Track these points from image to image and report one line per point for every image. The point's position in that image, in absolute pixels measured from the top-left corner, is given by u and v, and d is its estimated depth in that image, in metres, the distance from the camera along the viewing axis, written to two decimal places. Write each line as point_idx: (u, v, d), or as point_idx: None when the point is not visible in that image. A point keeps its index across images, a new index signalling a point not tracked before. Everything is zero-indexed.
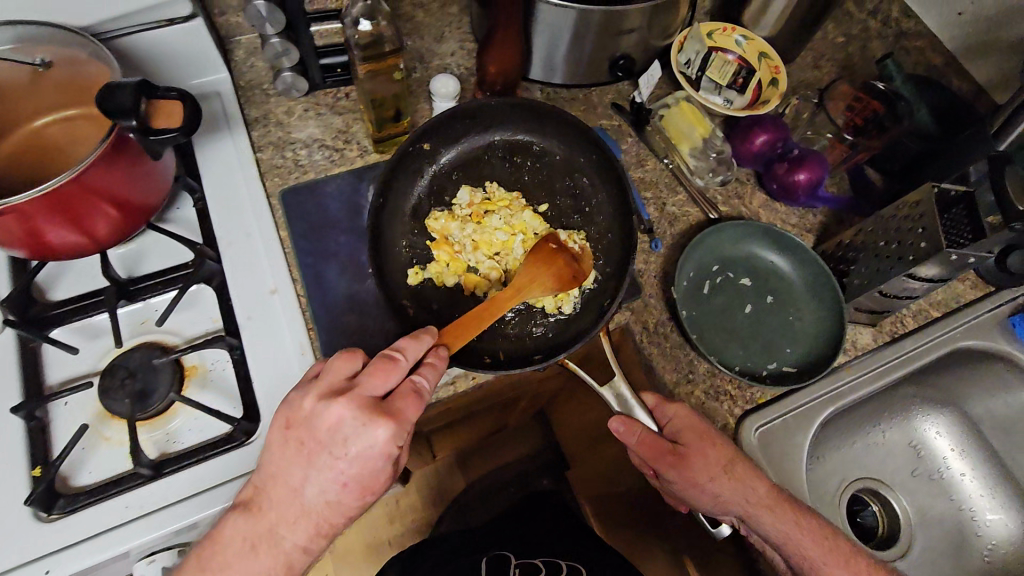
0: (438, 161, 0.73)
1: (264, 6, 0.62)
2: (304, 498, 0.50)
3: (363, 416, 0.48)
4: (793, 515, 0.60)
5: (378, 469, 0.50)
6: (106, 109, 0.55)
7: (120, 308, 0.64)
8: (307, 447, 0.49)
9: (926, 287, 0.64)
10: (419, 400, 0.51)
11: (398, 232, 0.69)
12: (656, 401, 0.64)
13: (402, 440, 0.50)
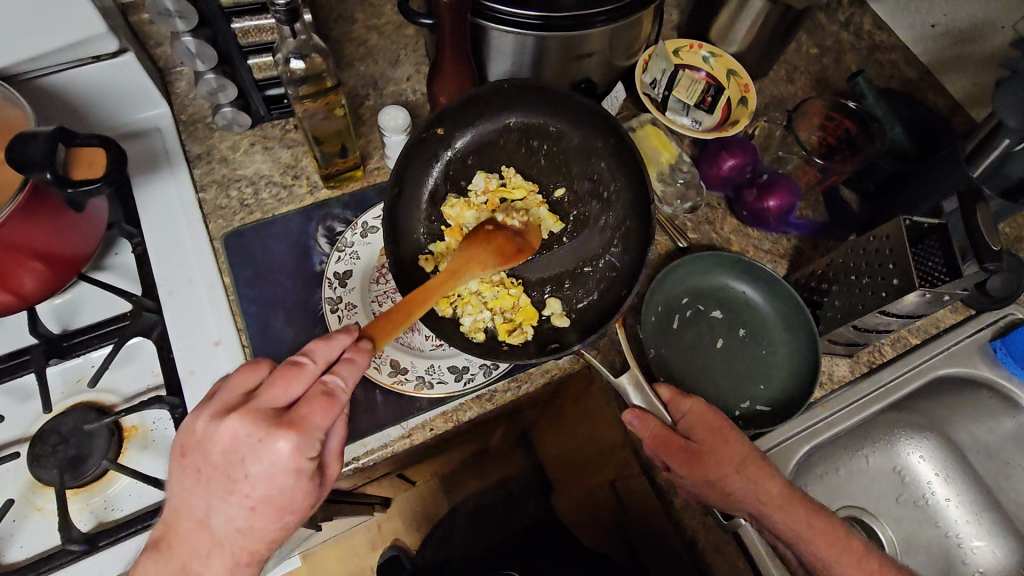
0: (452, 146, 0.71)
1: (193, 42, 0.58)
2: (212, 529, 0.43)
3: (255, 430, 0.41)
4: (808, 514, 0.58)
5: (292, 488, 0.42)
6: (17, 163, 0.51)
7: (52, 366, 0.60)
8: (206, 476, 0.43)
9: (902, 321, 0.61)
10: (332, 403, 0.44)
11: (421, 215, 0.70)
12: (672, 394, 0.61)
13: (314, 452, 0.42)
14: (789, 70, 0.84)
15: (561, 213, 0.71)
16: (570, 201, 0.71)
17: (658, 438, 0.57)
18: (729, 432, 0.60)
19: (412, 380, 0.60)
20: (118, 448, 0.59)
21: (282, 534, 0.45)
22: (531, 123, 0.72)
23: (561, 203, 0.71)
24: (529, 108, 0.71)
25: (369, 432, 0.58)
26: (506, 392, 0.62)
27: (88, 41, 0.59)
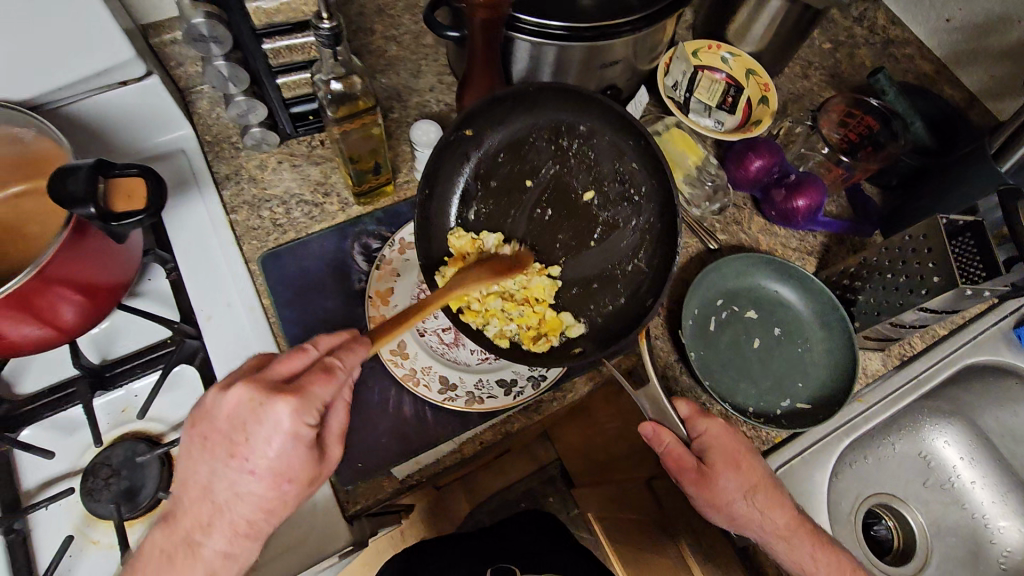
0: (482, 145, 0.68)
1: (224, 66, 0.58)
2: (215, 497, 0.42)
3: (257, 394, 0.41)
4: (816, 545, 0.59)
5: (292, 454, 0.41)
6: (58, 199, 0.49)
7: (97, 398, 0.60)
8: (211, 442, 0.42)
9: (936, 317, 0.63)
10: (332, 377, 0.43)
11: (454, 211, 0.68)
12: (693, 411, 0.61)
13: (314, 418, 0.42)
14: (806, 66, 0.85)
15: (591, 215, 0.68)
16: (599, 203, 0.68)
17: (676, 452, 0.58)
18: (746, 455, 0.60)
19: (462, 396, 0.60)
20: (170, 478, 0.58)
21: (281, 505, 0.43)
22: (560, 121, 0.67)
23: (589, 205, 0.68)
24: (559, 105, 0.66)
25: (422, 450, 0.59)
26: (552, 403, 0.63)
27: (113, 67, 0.58)
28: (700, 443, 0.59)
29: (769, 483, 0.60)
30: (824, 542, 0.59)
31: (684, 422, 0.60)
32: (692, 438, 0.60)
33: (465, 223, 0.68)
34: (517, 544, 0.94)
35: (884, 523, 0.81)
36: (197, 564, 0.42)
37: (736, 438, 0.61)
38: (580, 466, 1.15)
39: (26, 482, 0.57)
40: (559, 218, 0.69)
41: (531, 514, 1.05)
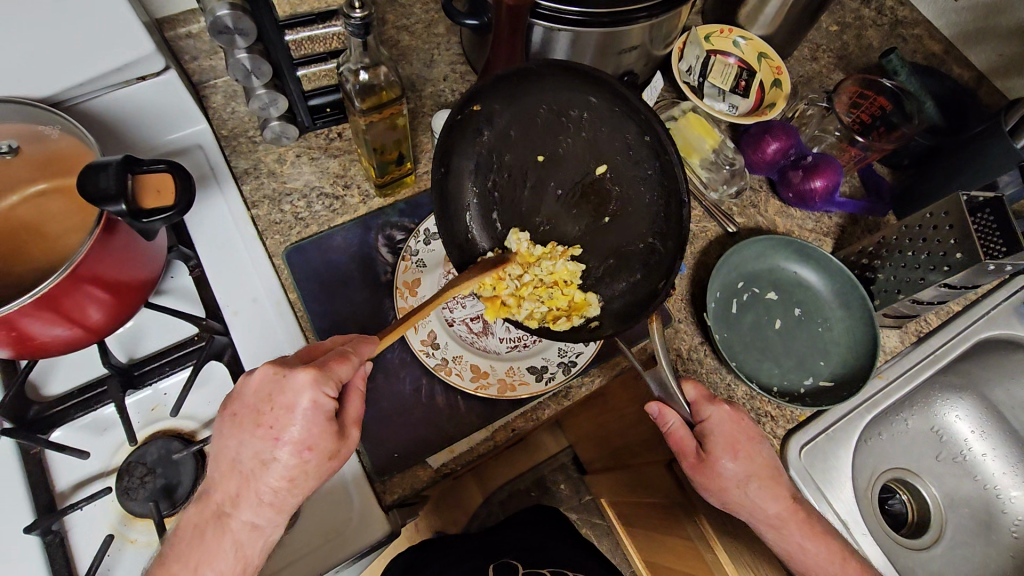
0: (492, 124, 0.64)
1: (248, 58, 0.57)
2: (242, 467, 0.43)
3: (280, 367, 0.44)
4: (811, 532, 0.60)
5: (312, 422, 0.43)
6: (89, 196, 0.49)
7: (127, 397, 0.59)
8: (239, 417, 0.44)
9: (954, 294, 0.65)
10: (349, 359, 0.46)
11: (471, 189, 0.65)
12: (699, 395, 0.60)
13: (333, 389, 0.44)
14: (814, 48, 0.86)
15: (605, 193, 0.63)
16: (611, 181, 0.62)
17: (675, 434, 0.60)
18: (749, 441, 0.60)
19: (493, 384, 0.61)
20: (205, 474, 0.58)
21: (304, 474, 0.43)
22: (567, 96, 0.61)
23: (602, 181, 0.63)
24: (564, 77, 0.60)
25: (456, 439, 0.60)
26: (580, 388, 0.64)
27: (133, 63, 0.57)
28: (703, 429, 0.59)
29: (769, 470, 0.61)
30: (818, 532, 0.60)
31: (690, 406, 0.60)
32: (695, 422, 0.60)
33: (483, 200, 0.65)
34: (515, 539, 0.95)
35: (899, 496, 0.83)
36: (225, 536, 0.43)
37: (743, 424, 0.60)
38: (594, 452, 1.17)
39: (59, 483, 0.56)
40: (579, 194, 0.65)
41: (538, 508, 1.10)
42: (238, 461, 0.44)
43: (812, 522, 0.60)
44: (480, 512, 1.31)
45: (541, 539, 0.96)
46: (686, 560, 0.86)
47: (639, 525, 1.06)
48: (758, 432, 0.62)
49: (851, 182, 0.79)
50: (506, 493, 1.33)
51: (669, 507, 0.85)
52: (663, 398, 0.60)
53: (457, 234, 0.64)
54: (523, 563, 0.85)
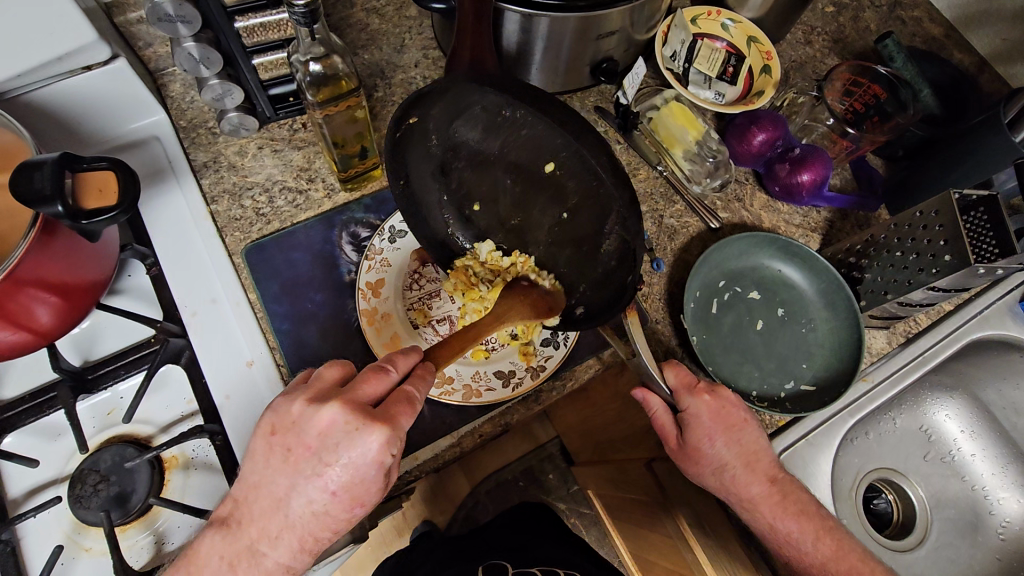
0: (436, 128, 0.59)
1: (196, 48, 0.54)
2: (287, 510, 0.42)
3: (353, 419, 0.41)
4: (789, 512, 0.56)
5: (370, 483, 0.42)
6: (23, 199, 0.46)
7: (80, 402, 0.57)
8: (296, 455, 0.42)
9: (944, 296, 0.62)
10: (414, 410, 0.44)
11: (437, 189, 0.62)
12: (680, 383, 0.57)
13: (397, 449, 0.42)
14: (808, 31, 0.81)
15: (561, 186, 0.55)
16: (563, 177, 0.54)
17: (657, 418, 0.59)
18: (731, 427, 0.57)
19: (459, 390, 0.59)
20: (161, 481, 0.56)
21: (345, 524, 0.43)
22: (493, 97, 0.52)
23: (557, 178, 0.54)
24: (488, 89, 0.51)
25: (420, 445, 0.58)
26: (551, 392, 0.62)
27: (75, 52, 0.54)
28: (682, 417, 0.57)
29: (749, 453, 0.58)
30: (797, 511, 0.56)
31: (671, 392, 0.57)
32: (677, 407, 0.58)
33: (453, 197, 0.63)
34: (499, 542, 0.94)
35: (885, 496, 0.80)
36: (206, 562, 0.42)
37: (727, 410, 0.57)
38: (579, 442, 1.14)
39: (11, 491, 0.55)
40: (539, 189, 0.57)
41: (518, 509, 1.08)
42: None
43: (791, 501, 0.57)
44: (467, 502, 1.30)
45: (524, 538, 0.95)
46: (666, 559, 0.83)
47: (623, 519, 1.04)
48: (746, 414, 0.58)
49: (843, 174, 0.75)
50: (493, 483, 1.31)
51: (649, 506, 0.83)
52: (646, 386, 0.59)
53: (436, 233, 0.63)
54: (510, 564, 0.84)
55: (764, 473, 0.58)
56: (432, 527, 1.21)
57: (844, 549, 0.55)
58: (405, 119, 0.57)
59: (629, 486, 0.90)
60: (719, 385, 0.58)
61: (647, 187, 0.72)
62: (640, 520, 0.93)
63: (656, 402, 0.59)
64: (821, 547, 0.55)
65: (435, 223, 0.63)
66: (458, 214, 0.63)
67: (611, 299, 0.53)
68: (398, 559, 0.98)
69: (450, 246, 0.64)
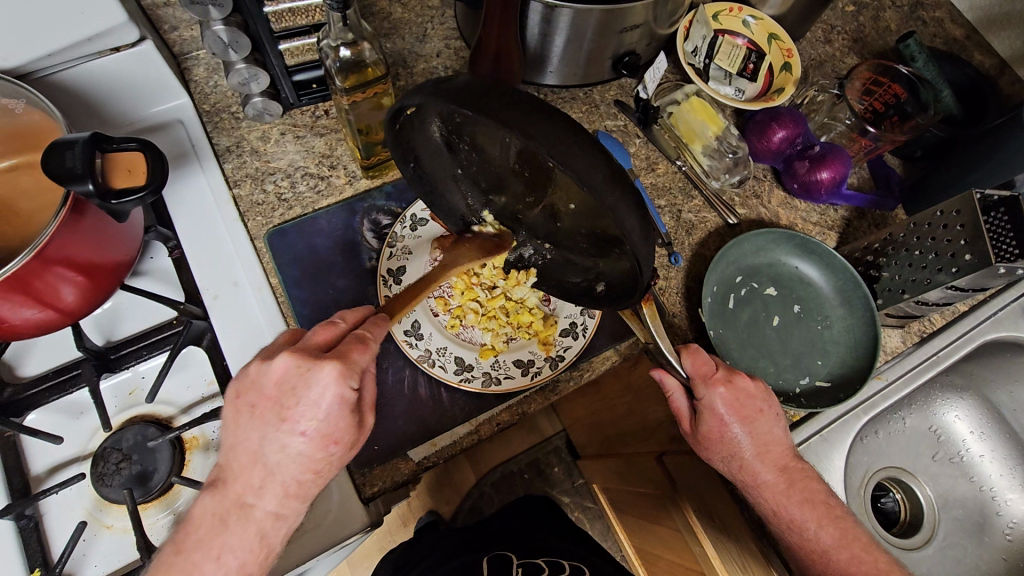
0: (433, 117, 0.50)
1: (224, 31, 0.54)
2: (265, 460, 0.42)
3: (304, 360, 0.42)
4: (794, 499, 0.56)
5: (337, 416, 0.42)
6: (56, 178, 0.46)
7: (103, 381, 0.58)
8: (260, 410, 0.43)
9: (962, 296, 0.63)
10: (368, 346, 0.45)
11: (451, 165, 0.57)
12: (697, 371, 0.57)
13: (357, 381, 0.43)
14: (828, 30, 0.82)
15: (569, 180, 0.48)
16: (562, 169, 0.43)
17: (673, 400, 0.59)
18: (746, 417, 0.57)
19: (478, 378, 0.59)
20: (182, 461, 0.57)
21: (327, 466, 0.43)
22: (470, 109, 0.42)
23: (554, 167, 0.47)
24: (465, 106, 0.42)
25: (439, 432, 0.58)
26: (568, 382, 0.63)
27: (104, 34, 0.55)
28: (697, 405, 0.57)
29: (762, 443, 0.58)
30: (802, 499, 0.57)
31: (688, 378, 0.57)
32: (693, 394, 0.58)
33: (470, 170, 0.56)
34: (508, 532, 0.95)
35: (892, 495, 0.81)
36: (232, 549, 0.42)
37: (742, 401, 0.57)
38: (586, 435, 1.15)
39: (34, 467, 0.55)
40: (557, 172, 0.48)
41: (524, 500, 1.09)
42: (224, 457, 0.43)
43: (796, 490, 0.57)
44: (472, 493, 1.31)
45: (533, 529, 0.96)
46: (672, 552, 0.84)
47: (626, 511, 1.06)
48: (761, 405, 0.58)
49: (860, 173, 0.75)
50: (497, 475, 1.32)
51: (656, 499, 0.83)
52: (663, 367, 0.59)
53: (455, 210, 0.60)
54: (519, 555, 0.85)
55: (775, 462, 0.58)
56: (437, 518, 1.21)
57: (849, 537, 0.55)
58: (400, 112, 0.50)
59: (636, 480, 0.90)
60: (738, 375, 0.58)
61: (665, 181, 0.72)
62: (646, 512, 0.93)
63: (672, 382, 0.59)
64: (823, 534, 0.55)
65: (454, 200, 0.60)
66: (475, 189, 0.58)
67: (627, 292, 0.53)
68: (406, 548, 0.99)
69: (470, 224, 0.60)
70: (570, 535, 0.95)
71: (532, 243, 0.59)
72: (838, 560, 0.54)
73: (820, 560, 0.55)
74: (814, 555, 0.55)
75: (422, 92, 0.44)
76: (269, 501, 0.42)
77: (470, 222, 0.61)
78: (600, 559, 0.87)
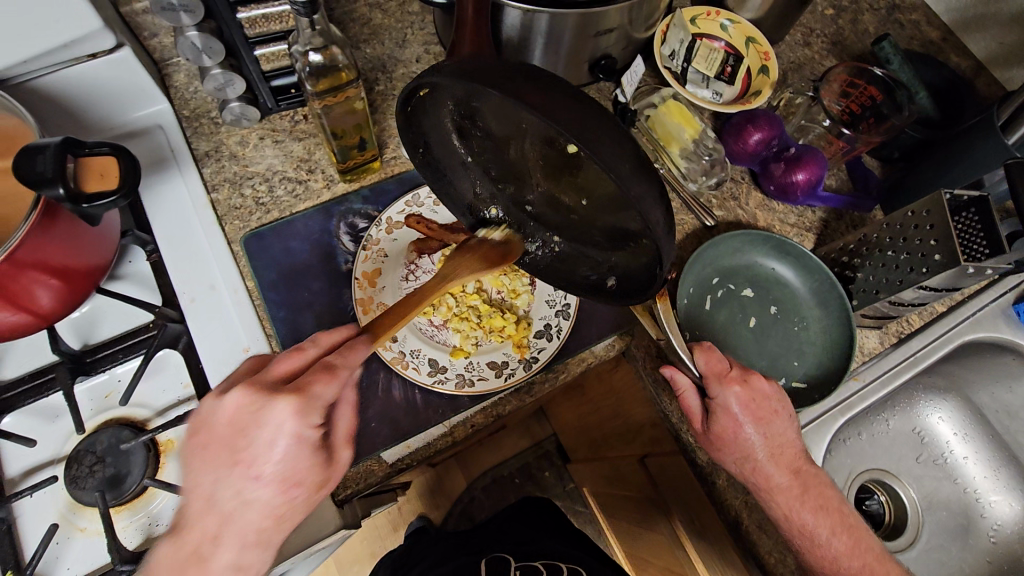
0: (446, 101, 0.50)
1: (198, 37, 0.55)
2: (219, 507, 0.42)
3: (257, 397, 0.42)
4: (808, 505, 0.55)
5: (296, 457, 0.42)
6: (27, 182, 0.47)
7: (78, 384, 0.58)
8: (212, 450, 0.42)
9: (936, 295, 0.63)
10: (335, 375, 0.44)
11: (461, 149, 0.55)
12: (712, 370, 0.56)
13: (317, 419, 0.43)
14: (807, 33, 0.82)
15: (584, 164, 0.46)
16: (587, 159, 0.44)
17: (684, 399, 0.58)
18: (761, 419, 0.56)
19: (451, 379, 0.60)
20: (156, 464, 0.57)
21: (291, 510, 0.43)
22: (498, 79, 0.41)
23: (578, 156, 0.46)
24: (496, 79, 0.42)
25: (413, 434, 0.58)
26: (544, 383, 0.63)
27: (80, 40, 0.56)
28: (711, 404, 0.57)
29: (775, 446, 0.57)
30: (816, 505, 0.56)
31: (702, 377, 0.57)
32: (707, 393, 0.57)
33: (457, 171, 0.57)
34: (505, 535, 0.95)
35: (877, 497, 0.80)
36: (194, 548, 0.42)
37: (758, 402, 0.56)
38: (575, 439, 1.15)
39: (9, 470, 0.56)
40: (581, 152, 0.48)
41: (519, 502, 1.09)
42: (195, 477, 0.42)
43: (811, 494, 0.56)
44: (465, 496, 1.30)
45: (525, 531, 0.95)
46: (655, 556, 0.84)
47: (610, 514, 1.05)
48: (777, 407, 0.57)
49: (838, 175, 0.76)
50: (489, 479, 1.32)
51: (641, 503, 0.83)
52: (673, 366, 0.57)
53: (463, 199, 0.59)
54: (513, 557, 0.85)
55: (788, 465, 0.57)
56: (428, 522, 1.21)
57: (860, 546, 0.56)
58: (414, 93, 0.50)
59: (622, 483, 0.90)
60: (754, 375, 0.57)
61: None
62: (630, 515, 0.93)
63: (683, 381, 0.58)
64: (835, 541, 0.55)
65: (461, 187, 0.59)
66: (485, 176, 0.57)
67: (645, 285, 0.52)
68: (400, 552, 0.99)
69: (478, 214, 0.60)
70: (566, 536, 0.94)
71: (540, 234, 0.58)
72: (850, 568, 0.54)
73: (831, 567, 0.55)
74: (826, 561, 0.55)
75: (440, 71, 0.44)
76: (230, 550, 0.41)
77: (478, 211, 0.60)
78: (589, 560, 0.86)
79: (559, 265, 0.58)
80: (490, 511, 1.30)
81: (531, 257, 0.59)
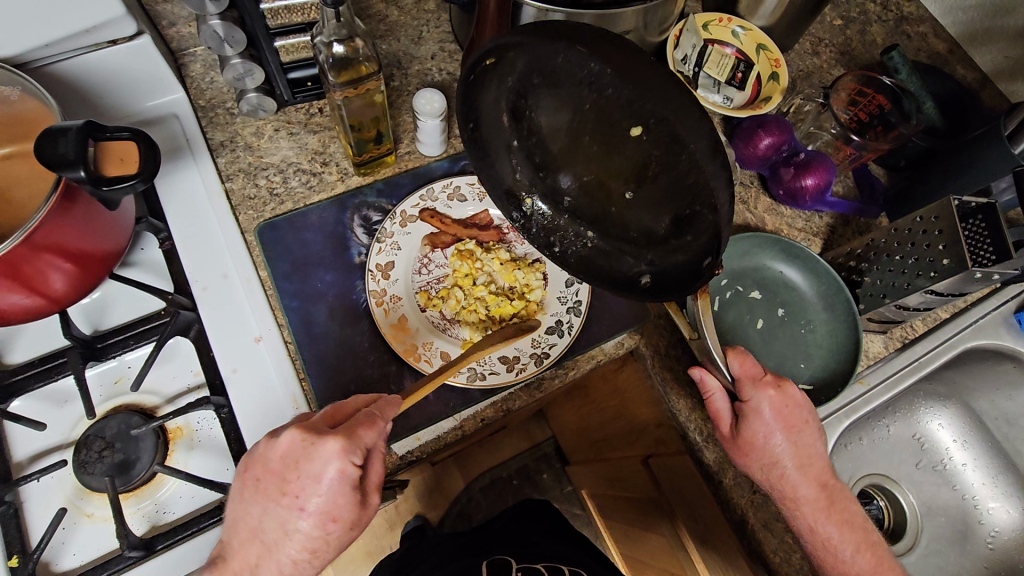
0: (507, 80, 0.51)
1: (221, 26, 0.56)
2: (263, 537, 0.44)
3: (307, 434, 0.43)
4: (833, 519, 0.56)
5: (337, 493, 0.43)
6: (47, 163, 0.47)
7: (89, 369, 0.58)
8: (262, 484, 0.44)
9: (941, 300, 0.64)
10: (375, 424, 0.46)
11: (507, 133, 0.57)
12: (744, 373, 0.57)
13: (359, 458, 0.44)
14: (816, 42, 0.84)
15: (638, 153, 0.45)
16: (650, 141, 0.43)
17: (713, 401, 0.58)
18: (791, 427, 0.57)
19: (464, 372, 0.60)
20: (165, 450, 0.57)
21: (325, 546, 0.44)
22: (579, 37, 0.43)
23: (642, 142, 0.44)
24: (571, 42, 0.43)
25: (423, 426, 0.59)
26: (553, 379, 0.63)
27: (103, 25, 0.56)
28: (743, 407, 0.57)
29: (804, 457, 0.57)
30: (839, 519, 0.57)
31: (734, 381, 0.57)
32: (738, 397, 0.58)
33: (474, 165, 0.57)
34: (508, 537, 0.94)
35: (877, 502, 0.81)
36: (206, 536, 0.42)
37: (790, 409, 0.57)
38: (575, 441, 1.16)
39: (16, 454, 0.55)
40: (597, 142, 0.50)
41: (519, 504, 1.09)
42: (246, 507, 0.44)
43: (836, 509, 0.57)
44: (462, 498, 1.30)
45: (526, 534, 0.95)
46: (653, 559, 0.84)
47: (610, 519, 1.04)
48: (808, 417, 0.58)
49: (845, 182, 0.77)
50: (487, 480, 1.32)
51: (643, 504, 0.84)
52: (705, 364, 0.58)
53: (502, 182, 0.59)
54: (515, 559, 0.84)
55: (816, 477, 0.58)
56: (426, 523, 1.20)
57: (881, 565, 0.56)
58: (482, 61, 0.51)
59: (624, 485, 0.91)
60: (787, 382, 0.58)
61: None
62: (628, 517, 0.93)
63: (713, 383, 0.58)
64: (859, 559, 0.56)
65: (502, 171, 0.59)
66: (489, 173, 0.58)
67: (684, 281, 0.49)
68: (401, 553, 0.99)
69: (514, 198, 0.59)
70: (568, 539, 0.94)
71: (575, 229, 0.58)
72: None
73: None
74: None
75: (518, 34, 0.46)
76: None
77: (515, 196, 0.59)
78: (591, 562, 0.86)
79: (596, 261, 0.57)
80: (487, 512, 1.30)
81: (561, 250, 0.59)
